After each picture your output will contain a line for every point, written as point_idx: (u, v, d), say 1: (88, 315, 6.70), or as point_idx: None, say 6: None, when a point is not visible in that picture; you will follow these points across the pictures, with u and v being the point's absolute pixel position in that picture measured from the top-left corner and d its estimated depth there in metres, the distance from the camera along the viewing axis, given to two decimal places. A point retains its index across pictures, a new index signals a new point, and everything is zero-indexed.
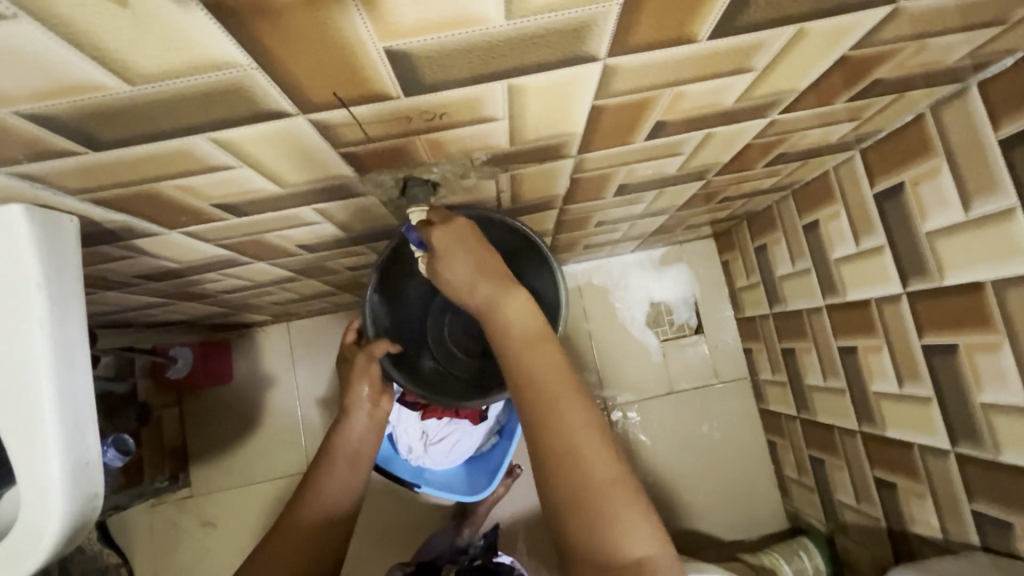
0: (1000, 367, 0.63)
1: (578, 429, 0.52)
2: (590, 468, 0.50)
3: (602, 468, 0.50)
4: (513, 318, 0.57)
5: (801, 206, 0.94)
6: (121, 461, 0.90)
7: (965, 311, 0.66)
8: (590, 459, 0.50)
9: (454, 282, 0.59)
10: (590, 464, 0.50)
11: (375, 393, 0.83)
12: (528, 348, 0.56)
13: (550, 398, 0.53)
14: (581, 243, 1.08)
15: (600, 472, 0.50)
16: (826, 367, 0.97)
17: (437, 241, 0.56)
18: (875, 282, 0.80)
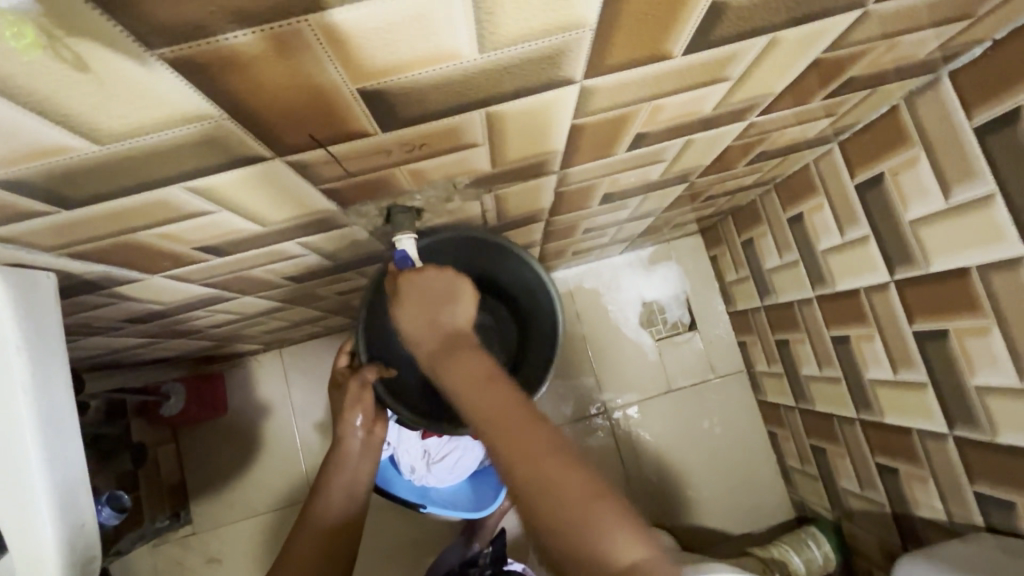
0: (992, 350, 0.63)
1: (537, 455, 0.44)
2: (561, 489, 0.43)
3: (574, 486, 0.43)
4: (460, 356, 0.51)
5: (784, 199, 0.95)
6: (117, 519, 0.86)
7: (952, 296, 0.66)
8: (561, 486, 0.43)
9: (408, 330, 0.55)
10: (562, 491, 0.43)
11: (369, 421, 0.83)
12: (476, 385, 0.49)
13: (505, 425, 0.46)
14: (570, 249, 1.08)
15: (574, 491, 0.43)
16: (820, 357, 0.98)
17: (407, 288, 0.55)
18: (862, 271, 0.81)
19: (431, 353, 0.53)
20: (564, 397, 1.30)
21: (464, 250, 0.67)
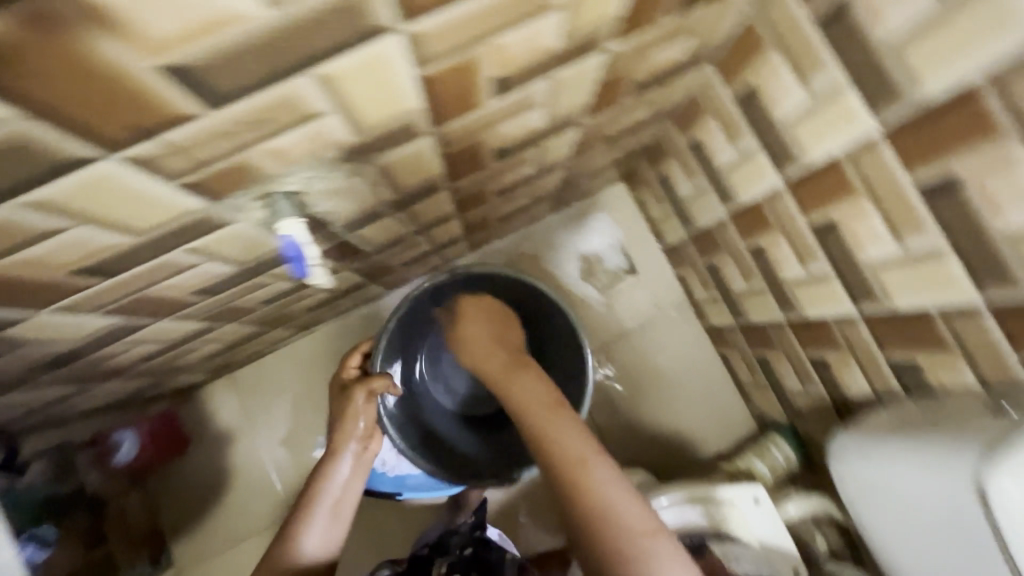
0: (872, 226, 0.67)
1: (587, 455, 0.68)
2: (628, 520, 0.64)
3: (644, 523, 0.64)
4: (526, 381, 0.77)
5: (682, 127, 0.98)
6: (40, 556, 0.91)
7: (832, 184, 0.70)
8: (632, 529, 0.64)
9: None
10: (616, 486, 0.66)
11: (365, 434, 0.85)
12: (550, 406, 0.73)
13: (550, 421, 0.72)
14: (493, 216, 1.09)
15: (632, 514, 0.65)
16: (744, 271, 1.02)
17: None
18: (759, 180, 0.84)
19: (503, 368, 0.81)
20: None
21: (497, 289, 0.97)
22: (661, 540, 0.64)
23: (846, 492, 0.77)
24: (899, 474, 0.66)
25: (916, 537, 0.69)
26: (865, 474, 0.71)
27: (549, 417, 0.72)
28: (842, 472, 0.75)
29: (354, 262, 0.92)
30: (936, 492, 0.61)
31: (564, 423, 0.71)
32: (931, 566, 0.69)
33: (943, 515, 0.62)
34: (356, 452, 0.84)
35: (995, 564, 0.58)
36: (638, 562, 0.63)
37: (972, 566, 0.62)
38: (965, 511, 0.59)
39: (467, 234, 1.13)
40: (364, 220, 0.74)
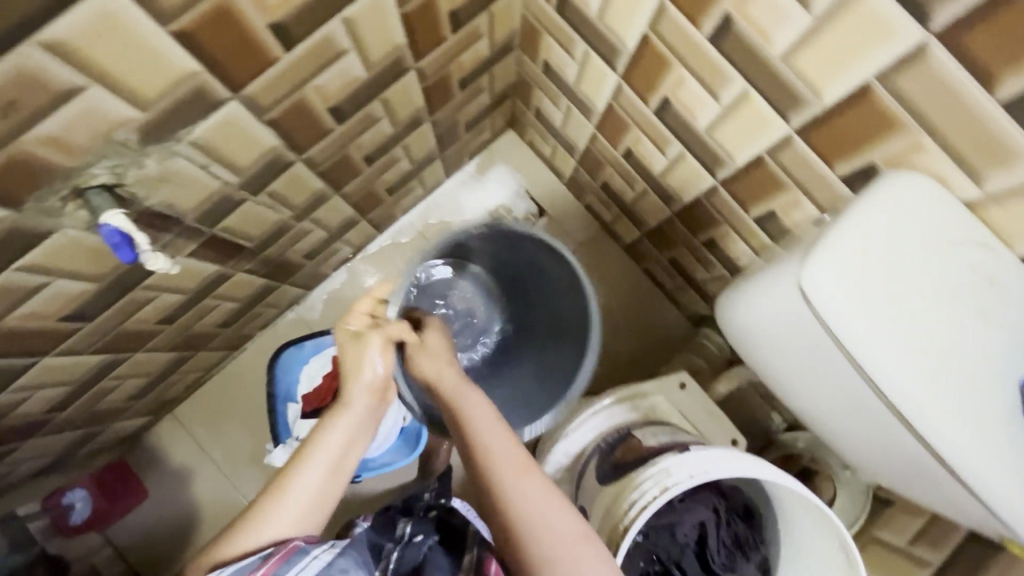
0: (693, 91, 0.71)
1: (522, 466, 0.63)
2: (559, 530, 0.60)
3: (573, 530, 0.60)
4: (473, 401, 0.69)
5: (532, 55, 1.00)
6: None
7: (651, 63, 0.73)
8: (560, 539, 0.59)
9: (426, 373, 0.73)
10: (541, 495, 0.62)
11: (383, 381, 0.73)
12: (490, 425, 0.67)
13: (487, 433, 0.66)
14: (380, 187, 1.10)
15: (561, 526, 0.60)
16: (628, 178, 1.05)
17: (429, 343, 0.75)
18: (603, 82, 0.87)
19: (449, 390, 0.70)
20: None
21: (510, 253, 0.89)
22: (587, 557, 0.59)
23: (735, 346, 0.82)
24: (757, 307, 0.70)
25: (784, 367, 0.73)
26: (739, 321, 0.75)
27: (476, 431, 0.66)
28: (726, 328, 0.80)
29: (242, 260, 0.92)
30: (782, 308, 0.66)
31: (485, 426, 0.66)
32: (803, 391, 0.73)
33: (789, 331, 0.66)
34: (367, 406, 0.72)
35: (871, 404, 0.62)
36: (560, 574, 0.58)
37: (824, 372, 0.66)
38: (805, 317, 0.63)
39: (361, 212, 1.13)
40: (222, 209, 0.74)
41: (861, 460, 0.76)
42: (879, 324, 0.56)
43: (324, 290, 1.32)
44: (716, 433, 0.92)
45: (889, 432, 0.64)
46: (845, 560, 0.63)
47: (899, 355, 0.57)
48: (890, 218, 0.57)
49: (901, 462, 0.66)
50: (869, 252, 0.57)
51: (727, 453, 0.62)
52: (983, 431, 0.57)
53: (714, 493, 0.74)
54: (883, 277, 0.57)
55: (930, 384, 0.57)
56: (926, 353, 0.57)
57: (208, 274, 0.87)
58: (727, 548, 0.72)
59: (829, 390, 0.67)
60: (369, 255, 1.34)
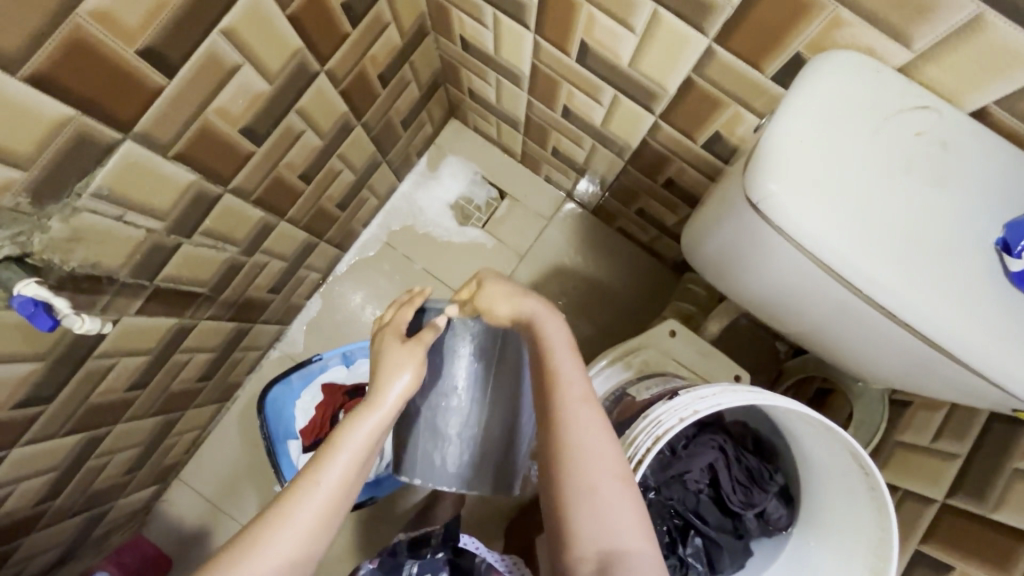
0: (607, 27, 0.67)
1: (586, 406, 0.59)
2: (609, 464, 0.56)
3: (625, 469, 0.56)
4: (551, 330, 0.64)
5: (447, 34, 0.97)
6: None
7: (559, 9, 0.70)
8: (604, 466, 0.56)
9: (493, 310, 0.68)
10: (599, 432, 0.58)
11: (413, 368, 0.67)
12: (565, 354, 0.63)
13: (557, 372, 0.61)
14: (328, 204, 1.07)
15: (618, 470, 0.56)
16: (574, 138, 1.02)
17: (493, 292, 0.69)
18: (520, 43, 0.83)
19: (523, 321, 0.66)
20: None
21: None
22: (632, 505, 0.55)
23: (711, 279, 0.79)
24: (718, 232, 0.67)
25: (758, 285, 0.70)
26: (706, 250, 0.72)
27: (554, 360, 0.62)
28: (698, 260, 0.77)
29: (201, 308, 0.89)
30: (738, 226, 0.63)
31: (565, 363, 0.62)
32: (783, 304, 0.70)
33: (749, 246, 0.64)
34: (399, 398, 0.65)
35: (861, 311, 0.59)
36: (591, 514, 0.54)
37: (795, 278, 0.62)
38: (760, 229, 0.60)
39: (316, 233, 1.10)
40: (156, 258, 0.71)
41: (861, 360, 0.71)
42: (829, 215, 0.53)
43: (302, 321, 1.30)
44: (715, 372, 0.90)
45: (871, 324, 0.60)
46: (858, 468, 0.57)
47: (878, 237, 0.53)
48: (821, 106, 0.54)
49: (895, 352, 0.63)
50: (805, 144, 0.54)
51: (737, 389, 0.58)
52: (981, 314, 0.53)
53: (717, 433, 0.72)
54: (826, 165, 0.54)
55: (895, 264, 0.53)
56: (884, 233, 0.53)
57: (166, 329, 0.84)
58: (741, 485, 0.70)
59: (806, 298, 0.64)
60: (339, 276, 1.31)
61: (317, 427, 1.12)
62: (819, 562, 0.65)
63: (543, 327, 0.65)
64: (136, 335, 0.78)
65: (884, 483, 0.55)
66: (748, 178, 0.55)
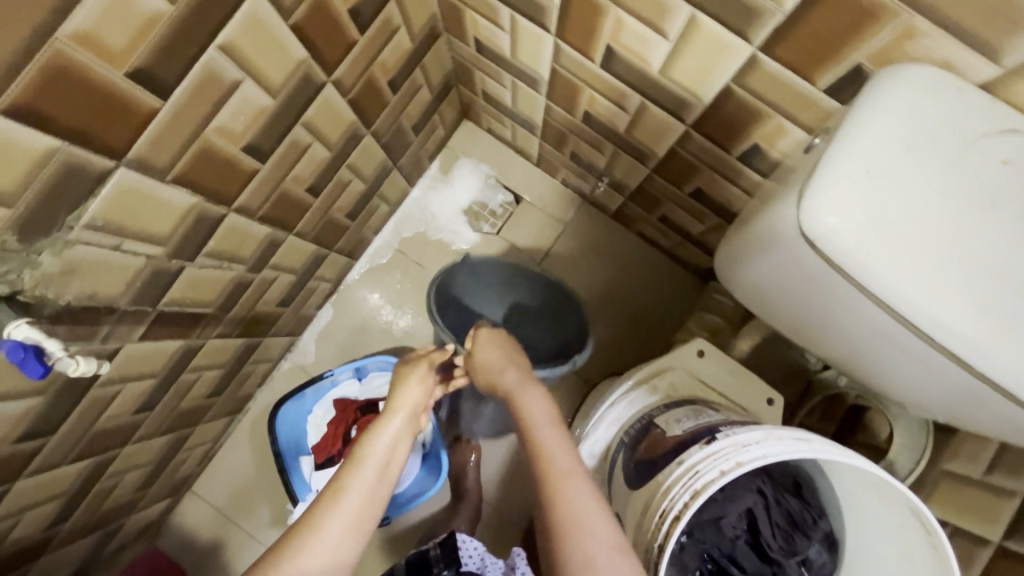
0: (637, 32, 0.62)
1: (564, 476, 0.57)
2: (600, 531, 0.54)
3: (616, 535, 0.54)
4: (530, 401, 0.65)
5: (461, 35, 0.91)
6: None
7: (583, 11, 0.64)
8: (595, 537, 0.54)
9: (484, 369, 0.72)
10: (591, 503, 0.56)
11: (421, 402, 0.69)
12: (546, 425, 0.62)
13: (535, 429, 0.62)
14: (338, 214, 1.02)
15: (609, 537, 0.54)
16: (595, 144, 0.96)
17: (482, 356, 0.74)
18: (539, 47, 0.78)
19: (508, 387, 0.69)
20: None
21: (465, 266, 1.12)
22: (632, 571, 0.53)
23: (747, 303, 0.74)
24: (757, 258, 0.62)
25: (801, 312, 0.65)
26: (744, 273, 0.67)
27: (534, 431, 0.62)
28: (732, 281, 0.73)
29: (208, 327, 0.86)
30: (781, 254, 0.58)
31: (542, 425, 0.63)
32: (829, 335, 0.65)
33: (793, 274, 0.59)
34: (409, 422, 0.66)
35: (897, 334, 0.54)
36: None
37: (844, 312, 0.57)
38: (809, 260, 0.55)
39: (325, 244, 1.06)
40: (158, 284, 0.68)
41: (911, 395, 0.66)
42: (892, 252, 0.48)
43: (313, 330, 1.27)
44: (748, 394, 0.84)
45: (929, 364, 0.55)
46: (920, 525, 0.55)
47: (930, 245, 0.48)
48: (884, 128, 0.49)
49: (953, 392, 0.58)
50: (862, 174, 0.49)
51: (789, 431, 0.54)
52: None
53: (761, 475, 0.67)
54: (891, 196, 0.48)
55: (974, 309, 0.48)
56: (960, 271, 0.48)
57: (173, 351, 0.81)
58: (784, 533, 0.65)
59: (857, 332, 0.59)
60: (351, 285, 1.28)
61: (329, 445, 1.08)
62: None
63: (521, 400, 0.66)
64: (140, 360, 0.75)
65: (948, 542, 0.53)
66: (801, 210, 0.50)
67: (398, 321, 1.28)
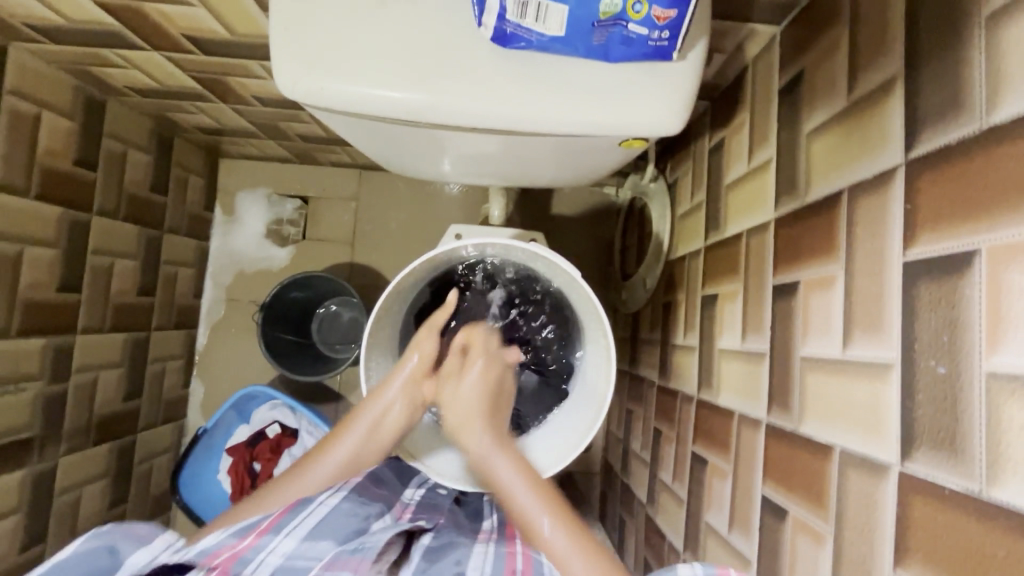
0: (177, 13, 0.68)
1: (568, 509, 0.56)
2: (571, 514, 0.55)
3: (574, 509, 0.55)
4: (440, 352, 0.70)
5: (119, 91, 0.97)
6: None
7: (135, 16, 0.70)
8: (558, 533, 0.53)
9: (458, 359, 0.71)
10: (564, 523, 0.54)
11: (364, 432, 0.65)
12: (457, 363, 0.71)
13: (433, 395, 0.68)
14: (124, 297, 1.08)
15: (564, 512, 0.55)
16: (289, 119, 1.03)
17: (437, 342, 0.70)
18: (160, 64, 0.84)
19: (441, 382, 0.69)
20: (319, 342, 1.23)
21: (267, 307, 1.11)
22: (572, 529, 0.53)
23: (416, 170, 0.73)
24: (368, 133, 0.61)
25: (454, 151, 0.65)
26: (381, 149, 0.66)
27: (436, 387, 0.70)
28: (387, 157, 0.69)
29: (45, 448, 0.92)
30: (378, 126, 0.58)
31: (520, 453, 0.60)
32: (480, 162, 0.68)
33: (403, 133, 0.60)
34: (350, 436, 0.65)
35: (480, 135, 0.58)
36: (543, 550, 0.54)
37: (455, 137, 0.60)
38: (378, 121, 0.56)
39: (134, 328, 1.11)
40: None
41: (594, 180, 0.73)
42: (405, 75, 0.50)
43: (194, 408, 1.29)
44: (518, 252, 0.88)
45: (534, 143, 0.59)
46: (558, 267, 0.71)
47: (424, 76, 0.49)
48: (343, 11, 0.49)
49: (577, 156, 0.62)
50: (348, 17, 0.49)
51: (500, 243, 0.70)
52: (570, 86, 0.50)
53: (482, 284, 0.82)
54: (375, 46, 0.49)
55: (498, 92, 0.50)
56: (471, 72, 0.49)
57: (18, 481, 0.87)
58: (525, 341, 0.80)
59: (495, 157, 0.65)
60: (204, 353, 1.31)
61: (242, 487, 1.13)
62: (595, 357, 0.76)
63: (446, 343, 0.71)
64: None
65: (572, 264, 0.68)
66: (313, 97, 0.51)
67: (262, 362, 1.30)
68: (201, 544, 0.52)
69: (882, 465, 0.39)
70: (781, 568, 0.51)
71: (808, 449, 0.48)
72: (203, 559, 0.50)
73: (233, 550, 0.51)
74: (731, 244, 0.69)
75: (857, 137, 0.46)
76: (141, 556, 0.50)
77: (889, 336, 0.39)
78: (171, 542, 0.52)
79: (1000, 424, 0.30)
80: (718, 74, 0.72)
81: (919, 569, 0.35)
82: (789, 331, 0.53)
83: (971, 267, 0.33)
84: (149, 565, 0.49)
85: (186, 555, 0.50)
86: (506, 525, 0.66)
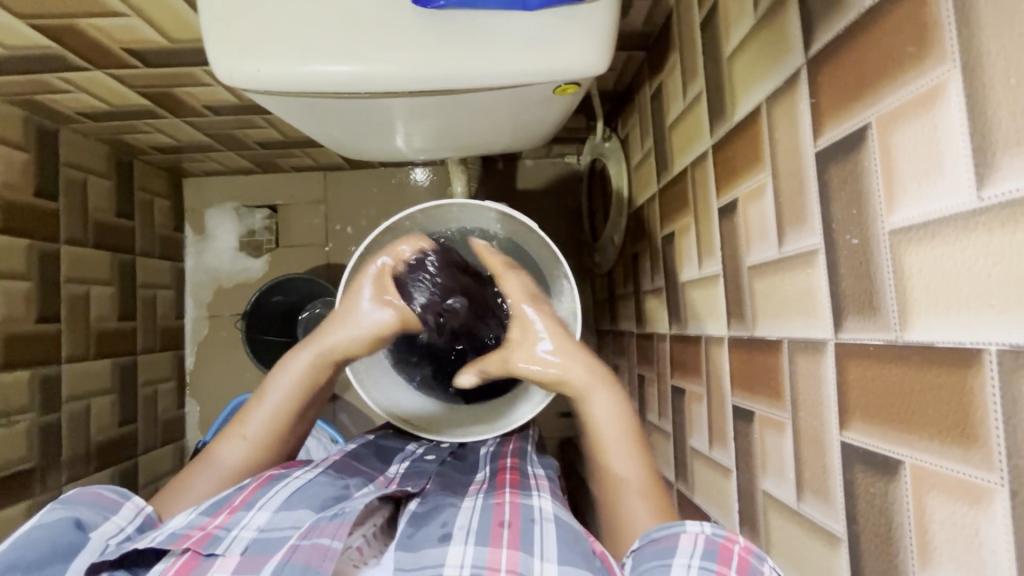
0: (112, 25, 0.69)
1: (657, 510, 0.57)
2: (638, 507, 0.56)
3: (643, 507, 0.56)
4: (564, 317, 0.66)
5: (69, 119, 0.97)
6: None
7: (72, 35, 0.71)
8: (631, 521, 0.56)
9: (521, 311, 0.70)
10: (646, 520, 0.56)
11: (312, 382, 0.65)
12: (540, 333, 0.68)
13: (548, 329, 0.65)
14: (105, 323, 1.09)
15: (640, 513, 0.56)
16: (242, 125, 1.04)
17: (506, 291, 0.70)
18: (105, 85, 0.85)
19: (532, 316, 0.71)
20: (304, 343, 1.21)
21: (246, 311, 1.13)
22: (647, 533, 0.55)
23: (368, 147, 0.75)
24: (312, 113, 0.63)
25: (399, 123, 0.67)
26: (331, 131, 0.68)
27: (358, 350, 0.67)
28: (338, 138, 0.71)
29: (48, 477, 0.93)
30: (320, 105, 0.60)
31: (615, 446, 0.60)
32: (426, 131, 0.70)
33: (346, 109, 0.62)
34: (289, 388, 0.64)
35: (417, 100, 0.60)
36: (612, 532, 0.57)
37: (396, 106, 0.62)
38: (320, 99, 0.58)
39: (120, 353, 1.12)
40: None
41: (542, 137, 0.75)
42: (336, 49, 0.52)
43: (193, 428, 1.30)
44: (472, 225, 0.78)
45: (472, 101, 0.61)
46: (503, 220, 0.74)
47: (353, 47, 0.52)
48: None
49: (517, 110, 0.65)
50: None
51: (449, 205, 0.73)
52: (492, 38, 0.52)
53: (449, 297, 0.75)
54: (304, 24, 0.51)
55: (426, 53, 0.52)
56: (398, 37, 0.52)
57: (25, 511, 0.89)
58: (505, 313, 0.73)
59: (441, 123, 0.67)
60: (194, 372, 1.31)
61: None
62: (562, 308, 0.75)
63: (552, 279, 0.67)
64: None
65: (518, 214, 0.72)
66: (251, 82, 0.52)
67: (252, 372, 1.31)
68: (172, 527, 0.51)
69: (821, 342, 0.42)
70: (755, 466, 0.54)
71: (763, 351, 0.51)
72: (174, 542, 0.48)
73: (204, 531, 0.50)
74: (680, 180, 0.71)
75: (768, 49, 0.48)
76: (109, 527, 0.51)
77: (812, 225, 0.42)
78: (141, 510, 0.54)
79: (905, 271, 0.33)
80: (647, 21, 0.75)
81: (861, 426, 0.38)
82: (736, 246, 0.56)
83: (866, 140, 0.36)
84: (118, 535, 0.51)
85: (158, 539, 0.49)
86: (500, 477, 0.61)
